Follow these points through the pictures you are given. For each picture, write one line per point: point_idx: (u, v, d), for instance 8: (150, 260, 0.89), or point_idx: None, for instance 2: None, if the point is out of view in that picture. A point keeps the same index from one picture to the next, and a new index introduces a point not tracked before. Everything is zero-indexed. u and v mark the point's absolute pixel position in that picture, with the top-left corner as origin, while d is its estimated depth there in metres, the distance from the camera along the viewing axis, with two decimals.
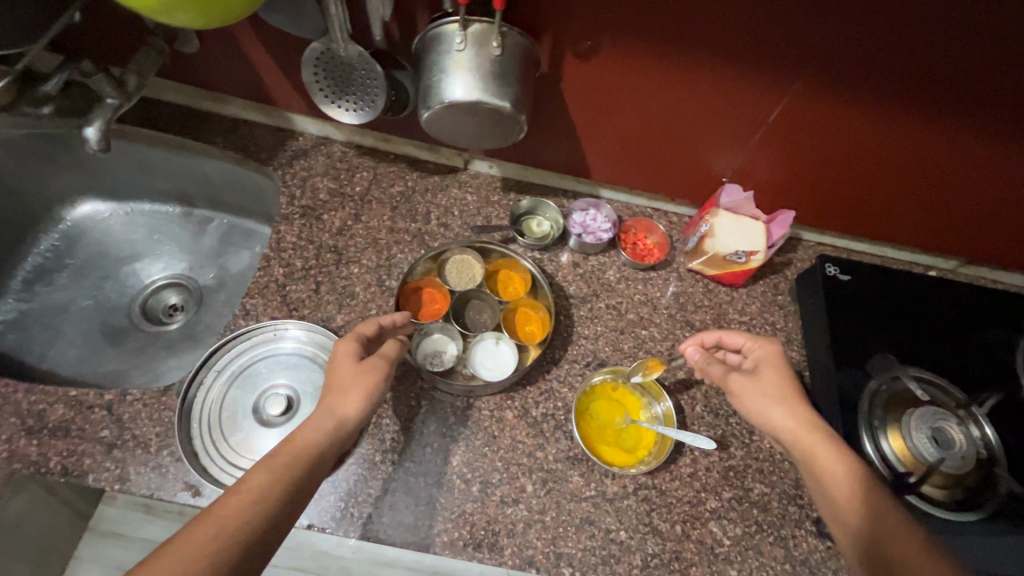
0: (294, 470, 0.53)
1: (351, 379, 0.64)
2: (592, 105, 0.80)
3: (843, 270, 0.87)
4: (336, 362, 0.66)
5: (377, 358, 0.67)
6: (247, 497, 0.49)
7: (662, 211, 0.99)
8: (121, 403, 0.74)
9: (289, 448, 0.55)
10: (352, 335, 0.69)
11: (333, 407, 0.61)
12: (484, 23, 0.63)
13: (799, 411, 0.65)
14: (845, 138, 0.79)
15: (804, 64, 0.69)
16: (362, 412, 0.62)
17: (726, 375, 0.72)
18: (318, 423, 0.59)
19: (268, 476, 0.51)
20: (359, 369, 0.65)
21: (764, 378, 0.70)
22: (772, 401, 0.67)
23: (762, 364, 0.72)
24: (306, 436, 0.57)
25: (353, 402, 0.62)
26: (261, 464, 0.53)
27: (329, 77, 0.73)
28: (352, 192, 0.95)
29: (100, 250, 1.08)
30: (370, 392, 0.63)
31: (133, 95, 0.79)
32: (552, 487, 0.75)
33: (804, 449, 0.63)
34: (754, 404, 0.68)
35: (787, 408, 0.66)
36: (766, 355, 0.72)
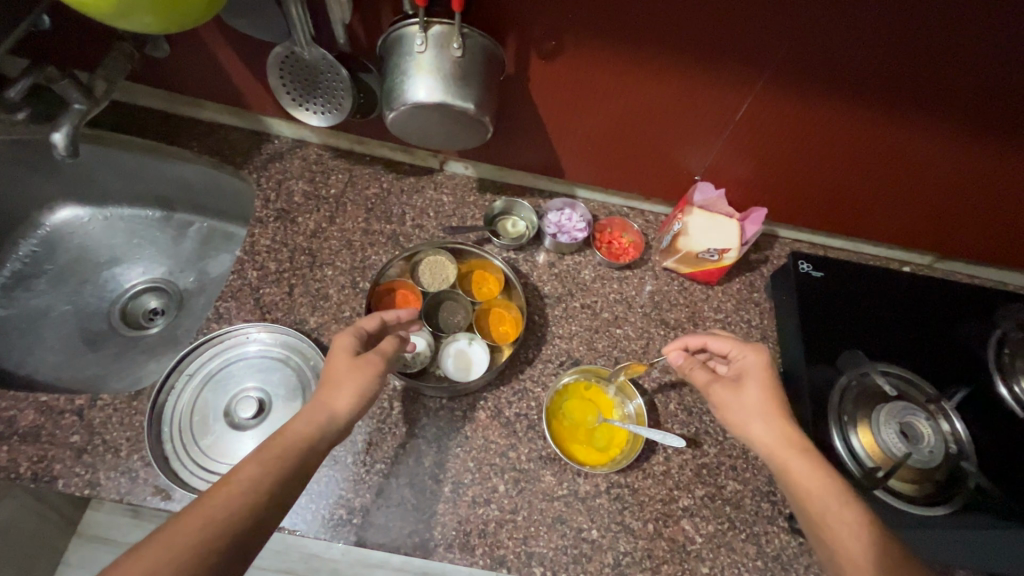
0: (285, 462, 0.52)
1: (347, 373, 0.61)
2: (561, 105, 0.80)
3: (815, 266, 0.87)
4: (333, 357, 0.64)
5: (372, 353, 0.64)
6: (235, 490, 0.48)
7: (638, 210, 0.99)
8: (92, 408, 0.74)
9: (279, 442, 0.54)
10: (352, 330, 0.67)
11: (326, 401, 0.59)
12: (445, 25, 0.63)
13: (779, 424, 0.63)
14: (813, 135, 0.79)
15: (768, 60, 0.69)
16: (352, 409, 0.59)
17: (709, 384, 0.69)
18: (308, 416, 0.57)
19: (260, 469, 0.50)
20: (355, 364, 0.62)
21: (749, 395, 0.66)
22: (754, 416, 0.64)
23: (748, 374, 0.68)
24: (296, 430, 0.55)
25: (345, 396, 0.60)
26: (253, 455, 0.51)
27: (295, 81, 0.73)
28: (327, 195, 0.95)
29: (79, 255, 1.08)
30: (364, 386, 0.61)
31: (102, 100, 0.79)
32: (524, 486, 0.75)
33: (780, 458, 0.61)
34: (734, 418, 0.65)
35: (768, 422, 0.63)
36: (751, 364, 0.68)
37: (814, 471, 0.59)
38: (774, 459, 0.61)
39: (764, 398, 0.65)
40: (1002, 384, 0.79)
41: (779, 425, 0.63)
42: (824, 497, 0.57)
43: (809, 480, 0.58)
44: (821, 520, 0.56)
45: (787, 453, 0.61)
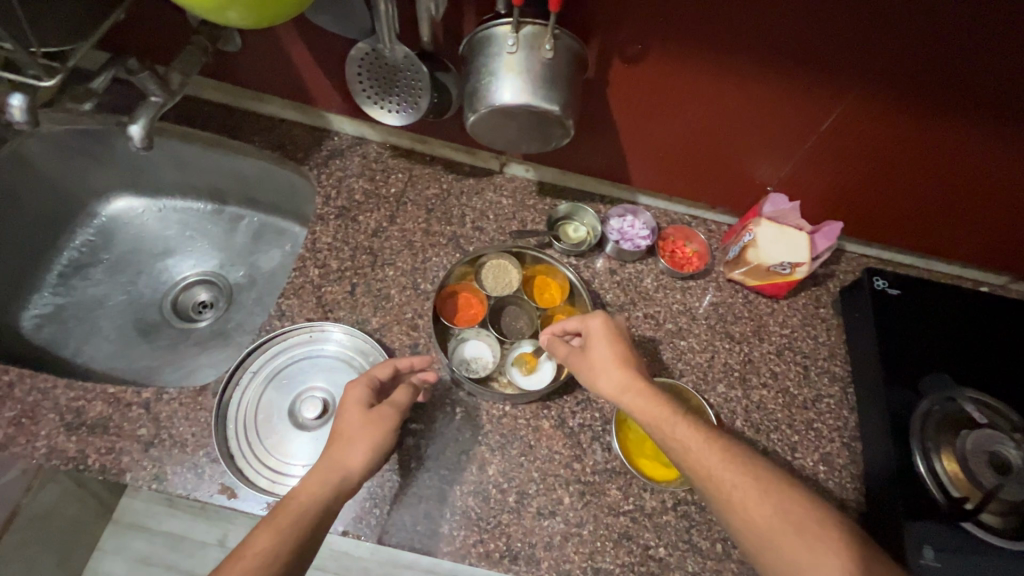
0: (299, 528, 0.53)
1: (361, 428, 0.62)
2: (635, 112, 0.79)
3: (892, 284, 0.84)
4: (344, 409, 0.65)
5: (386, 406, 0.65)
6: (251, 563, 0.50)
7: (702, 219, 0.97)
8: (159, 402, 0.73)
9: (290, 507, 0.55)
10: (364, 379, 0.67)
11: (339, 458, 0.60)
12: (537, 25, 0.62)
13: (637, 387, 0.66)
14: (898, 149, 0.76)
15: (858, 73, 0.67)
16: (368, 463, 0.61)
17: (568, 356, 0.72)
18: (323, 474, 0.58)
19: (274, 540, 0.52)
20: (368, 418, 0.63)
21: (595, 354, 0.70)
22: (603, 371, 0.69)
23: (593, 337, 0.72)
24: (311, 492, 0.57)
25: (358, 452, 0.61)
26: (264, 524, 0.53)
27: (373, 79, 0.72)
28: (388, 194, 0.94)
29: (134, 245, 1.09)
30: (378, 441, 0.62)
31: (177, 93, 0.79)
32: (590, 499, 0.73)
33: (666, 430, 0.62)
34: (595, 379, 0.69)
35: (619, 380, 0.67)
36: (600, 329, 0.72)
37: (712, 445, 0.61)
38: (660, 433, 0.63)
39: (620, 372, 0.68)
40: None
41: (644, 397, 0.65)
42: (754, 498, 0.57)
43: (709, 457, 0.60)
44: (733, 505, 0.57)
45: (648, 413, 0.64)
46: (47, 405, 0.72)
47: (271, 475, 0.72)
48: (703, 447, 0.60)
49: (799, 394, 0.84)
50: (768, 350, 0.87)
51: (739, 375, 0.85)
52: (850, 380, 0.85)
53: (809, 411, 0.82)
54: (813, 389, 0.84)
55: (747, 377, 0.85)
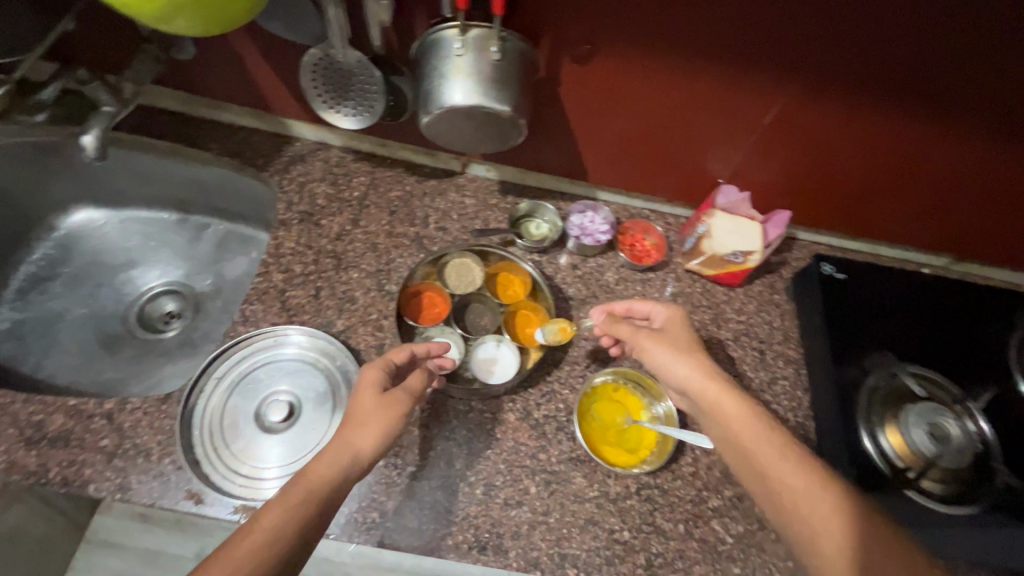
0: (310, 509, 0.52)
1: (372, 412, 0.62)
2: (590, 109, 0.81)
3: (839, 268, 0.88)
4: (361, 391, 0.65)
5: (400, 392, 0.65)
6: (259, 538, 0.49)
7: (660, 213, 1.00)
8: (122, 412, 0.73)
9: (304, 483, 0.54)
10: (381, 362, 0.68)
11: (349, 439, 0.59)
12: (484, 28, 0.63)
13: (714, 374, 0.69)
14: (839, 139, 0.80)
15: (800, 66, 0.69)
16: (378, 446, 0.60)
17: (637, 334, 0.76)
18: (335, 455, 0.57)
19: (283, 516, 0.51)
20: (382, 402, 0.63)
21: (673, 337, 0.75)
22: (679, 355, 0.72)
23: (669, 325, 0.76)
24: (320, 473, 0.55)
25: (369, 436, 0.60)
26: (273, 502, 0.52)
27: (327, 84, 0.73)
28: (350, 198, 0.95)
29: (95, 257, 1.07)
30: (388, 429, 0.61)
31: (129, 103, 0.79)
32: (555, 488, 0.75)
33: (727, 416, 0.66)
34: (660, 361, 0.73)
35: (693, 365, 0.71)
36: (677, 321, 0.76)
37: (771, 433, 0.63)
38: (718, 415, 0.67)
39: (695, 359, 0.72)
40: None
41: (715, 383, 0.69)
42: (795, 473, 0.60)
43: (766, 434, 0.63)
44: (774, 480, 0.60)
45: (717, 396, 0.67)
46: (5, 420, 0.71)
47: (245, 478, 0.73)
48: (767, 434, 0.63)
49: (754, 378, 0.87)
50: (726, 337, 0.90)
51: None
52: (803, 362, 0.88)
53: (765, 394, 0.86)
54: (768, 372, 0.88)
55: None
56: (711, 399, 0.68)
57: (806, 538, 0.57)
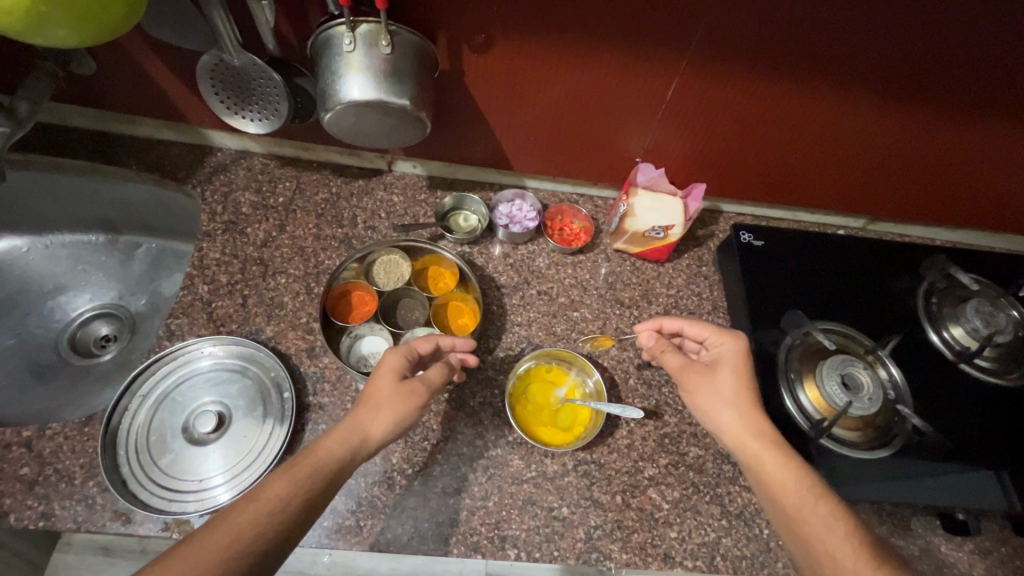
0: (314, 484, 0.53)
1: (389, 399, 0.63)
2: (500, 97, 0.82)
3: (756, 236, 0.91)
4: (380, 374, 0.66)
5: (416, 382, 0.66)
6: (263, 507, 0.49)
7: (587, 196, 1.02)
8: (41, 438, 0.72)
9: (311, 460, 0.55)
10: (403, 350, 0.69)
11: (362, 422, 0.61)
12: (372, 23, 0.64)
13: (746, 408, 0.65)
14: (741, 111, 0.83)
15: (693, 40, 0.72)
16: (388, 434, 0.62)
17: (682, 371, 0.70)
18: (345, 434, 0.59)
19: (291, 487, 0.52)
20: (400, 390, 0.64)
21: (721, 370, 0.69)
22: (726, 404, 0.66)
23: (723, 361, 0.70)
24: (328, 450, 0.57)
25: (382, 421, 0.62)
26: (280, 472, 0.53)
27: (228, 89, 0.73)
28: (275, 204, 0.94)
29: (21, 285, 1.04)
30: (401, 416, 0.63)
31: (25, 121, 0.77)
32: (493, 472, 0.76)
33: (757, 455, 0.62)
34: (702, 399, 0.68)
35: (731, 398, 0.66)
36: (729, 354, 0.70)
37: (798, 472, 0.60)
38: (748, 451, 0.63)
39: (739, 393, 0.66)
40: (933, 331, 0.85)
41: (750, 415, 0.65)
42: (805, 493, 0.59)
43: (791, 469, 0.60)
44: (793, 505, 0.58)
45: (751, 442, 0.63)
46: None
47: (193, 492, 0.72)
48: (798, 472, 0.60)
49: None
50: (656, 311, 0.93)
51: (631, 338, 0.90)
52: None
53: None
54: None
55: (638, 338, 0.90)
56: (739, 435, 0.64)
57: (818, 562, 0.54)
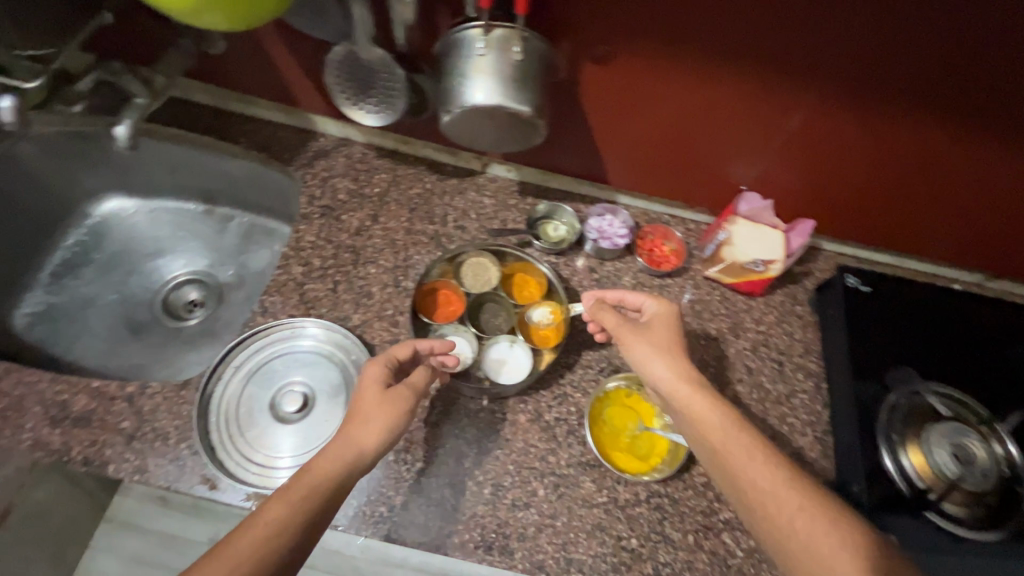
0: (311, 502, 0.54)
1: (376, 408, 0.64)
2: (610, 111, 0.80)
3: (863, 281, 0.85)
4: (364, 387, 0.66)
5: (401, 388, 0.66)
6: (260, 533, 0.50)
7: (679, 218, 0.98)
8: (142, 395, 0.75)
9: (305, 481, 0.55)
10: (382, 359, 0.69)
11: (354, 439, 0.60)
12: (507, 28, 0.63)
13: (693, 386, 0.68)
14: (864, 147, 0.78)
15: (827, 72, 0.68)
16: (380, 444, 0.62)
17: (618, 326, 0.75)
18: (337, 452, 0.58)
19: (286, 511, 0.52)
20: (383, 398, 0.64)
21: (657, 338, 0.73)
22: (658, 352, 0.72)
23: (655, 320, 0.76)
24: (323, 467, 0.57)
25: (373, 431, 0.62)
26: (275, 498, 0.53)
27: (351, 81, 0.74)
28: (371, 194, 0.96)
29: (126, 244, 1.12)
30: (390, 424, 0.63)
31: (161, 95, 0.81)
32: (564, 492, 0.75)
33: (720, 437, 0.63)
34: (646, 360, 0.72)
35: (679, 371, 0.70)
36: (661, 314, 0.76)
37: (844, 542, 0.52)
38: (719, 442, 0.63)
39: (671, 339, 0.73)
40: None
41: (699, 394, 0.67)
42: (776, 477, 0.59)
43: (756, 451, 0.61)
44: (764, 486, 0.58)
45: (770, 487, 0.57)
46: (32, 399, 0.73)
47: (270, 468, 0.74)
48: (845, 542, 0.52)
49: (773, 389, 0.86)
50: (744, 346, 0.89)
51: (715, 371, 0.86)
52: (823, 376, 0.87)
53: (783, 406, 0.84)
54: (788, 384, 0.86)
55: (723, 373, 0.86)
56: (707, 420, 0.65)
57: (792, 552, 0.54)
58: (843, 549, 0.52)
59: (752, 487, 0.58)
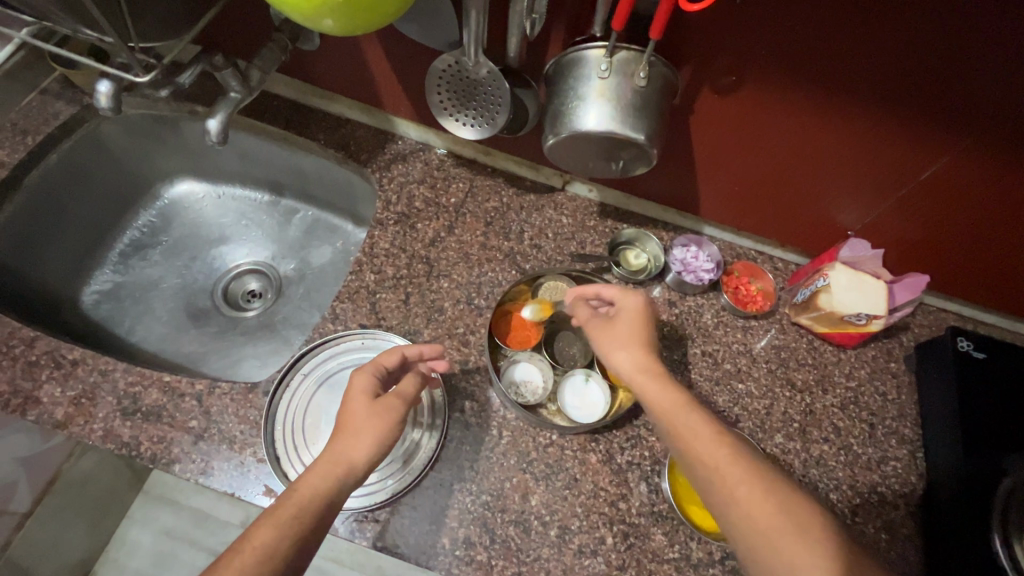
0: (303, 522, 0.53)
1: (364, 422, 0.61)
2: (718, 142, 0.75)
3: (976, 346, 0.78)
4: (351, 399, 0.64)
5: (392, 398, 0.64)
6: (249, 557, 0.49)
7: (768, 255, 0.92)
8: (211, 395, 0.74)
9: (293, 500, 0.54)
10: (371, 367, 0.67)
11: (345, 449, 0.59)
12: (632, 51, 0.59)
13: (651, 371, 0.67)
14: (1002, 206, 0.70)
15: (980, 125, 0.61)
16: (372, 455, 0.60)
17: (588, 321, 0.75)
18: (328, 466, 0.58)
19: (273, 534, 0.51)
20: (373, 408, 0.63)
21: (622, 331, 0.71)
22: (619, 344, 0.70)
23: (626, 312, 0.72)
24: (313, 487, 0.56)
25: (365, 442, 0.60)
26: (266, 518, 0.53)
27: (453, 91, 0.71)
28: (447, 204, 0.92)
29: (192, 229, 1.10)
30: (383, 435, 0.62)
31: (255, 90, 0.79)
32: (633, 542, 0.71)
33: (670, 416, 0.61)
34: (613, 350, 0.70)
35: (639, 360, 0.68)
36: (632, 308, 0.72)
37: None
38: (670, 420, 0.61)
39: (636, 335, 0.70)
40: None
41: (658, 380, 0.65)
42: (718, 452, 0.57)
43: (705, 429, 0.59)
44: (710, 465, 0.56)
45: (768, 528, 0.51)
46: (106, 388, 0.73)
47: None
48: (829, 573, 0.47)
49: (862, 454, 0.79)
50: (832, 403, 0.82)
51: (799, 427, 0.80)
52: (919, 445, 0.80)
53: (873, 473, 0.78)
54: (879, 449, 0.80)
55: (807, 430, 0.80)
56: (659, 403, 0.63)
57: (736, 524, 0.53)
58: (778, 514, 0.51)
59: (702, 464, 0.57)
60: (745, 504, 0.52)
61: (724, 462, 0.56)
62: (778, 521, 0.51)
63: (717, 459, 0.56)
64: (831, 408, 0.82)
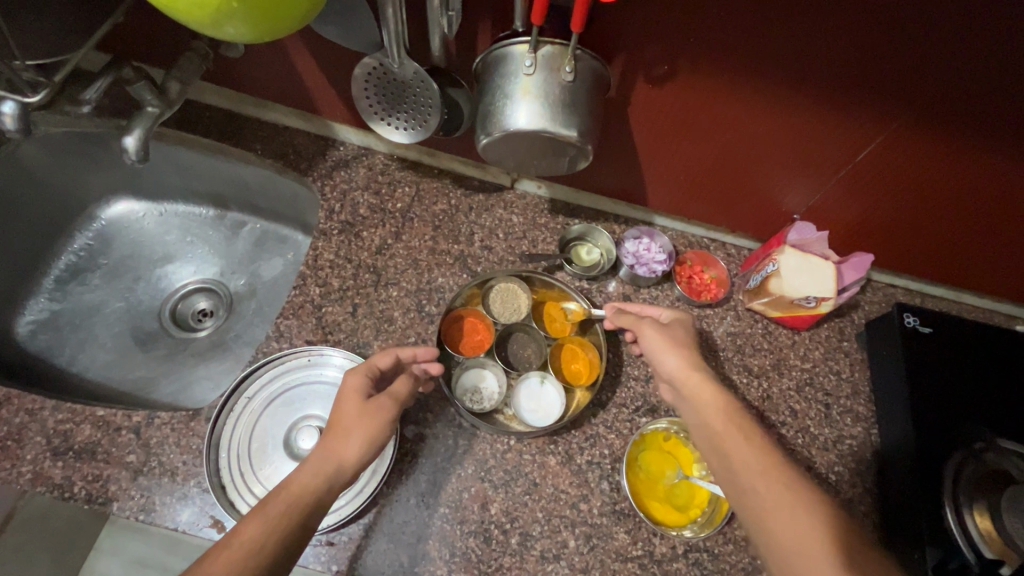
0: (293, 515, 0.51)
1: (357, 420, 0.60)
2: (660, 131, 0.74)
3: (923, 321, 0.79)
4: (342, 398, 0.62)
5: (384, 398, 0.63)
6: (240, 549, 0.47)
7: (720, 242, 0.92)
8: (149, 426, 0.71)
9: (286, 492, 0.52)
10: (363, 369, 0.65)
11: (333, 450, 0.57)
12: (557, 45, 0.58)
13: (699, 377, 0.67)
14: (937, 183, 0.71)
15: (908, 103, 0.62)
16: (363, 456, 0.59)
17: (643, 321, 0.74)
18: (316, 466, 0.56)
19: (262, 528, 0.49)
20: (366, 409, 0.61)
21: (673, 335, 0.72)
22: (673, 349, 0.70)
23: (677, 324, 0.74)
24: (307, 478, 0.54)
25: (354, 443, 0.59)
26: (254, 513, 0.50)
27: (380, 94, 0.68)
28: (393, 209, 0.89)
29: (133, 249, 1.03)
30: (373, 435, 0.60)
31: (175, 102, 0.75)
32: (596, 543, 0.70)
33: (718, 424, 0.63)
34: (659, 350, 0.71)
35: (685, 368, 0.69)
36: (686, 323, 0.75)
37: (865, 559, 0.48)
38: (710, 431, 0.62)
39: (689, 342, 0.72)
40: None
41: (709, 385, 0.66)
42: (756, 469, 0.58)
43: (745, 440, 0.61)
44: (750, 478, 0.57)
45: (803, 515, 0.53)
46: (34, 427, 0.69)
47: None
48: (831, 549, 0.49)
49: (820, 435, 0.80)
50: (788, 386, 0.83)
51: (758, 413, 0.80)
52: (874, 421, 0.81)
53: (831, 453, 0.79)
54: (835, 429, 0.81)
55: (766, 416, 0.80)
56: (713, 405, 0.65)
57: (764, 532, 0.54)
58: (809, 524, 0.52)
59: (743, 470, 0.58)
60: (780, 511, 0.53)
61: (761, 474, 0.57)
62: (809, 530, 0.51)
63: (752, 476, 0.57)
64: (788, 391, 0.82)
